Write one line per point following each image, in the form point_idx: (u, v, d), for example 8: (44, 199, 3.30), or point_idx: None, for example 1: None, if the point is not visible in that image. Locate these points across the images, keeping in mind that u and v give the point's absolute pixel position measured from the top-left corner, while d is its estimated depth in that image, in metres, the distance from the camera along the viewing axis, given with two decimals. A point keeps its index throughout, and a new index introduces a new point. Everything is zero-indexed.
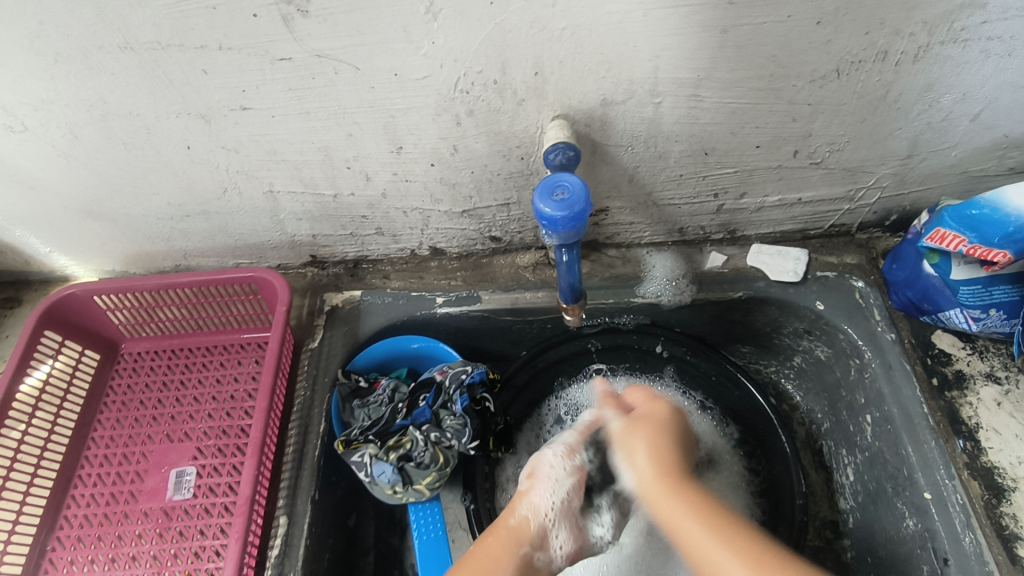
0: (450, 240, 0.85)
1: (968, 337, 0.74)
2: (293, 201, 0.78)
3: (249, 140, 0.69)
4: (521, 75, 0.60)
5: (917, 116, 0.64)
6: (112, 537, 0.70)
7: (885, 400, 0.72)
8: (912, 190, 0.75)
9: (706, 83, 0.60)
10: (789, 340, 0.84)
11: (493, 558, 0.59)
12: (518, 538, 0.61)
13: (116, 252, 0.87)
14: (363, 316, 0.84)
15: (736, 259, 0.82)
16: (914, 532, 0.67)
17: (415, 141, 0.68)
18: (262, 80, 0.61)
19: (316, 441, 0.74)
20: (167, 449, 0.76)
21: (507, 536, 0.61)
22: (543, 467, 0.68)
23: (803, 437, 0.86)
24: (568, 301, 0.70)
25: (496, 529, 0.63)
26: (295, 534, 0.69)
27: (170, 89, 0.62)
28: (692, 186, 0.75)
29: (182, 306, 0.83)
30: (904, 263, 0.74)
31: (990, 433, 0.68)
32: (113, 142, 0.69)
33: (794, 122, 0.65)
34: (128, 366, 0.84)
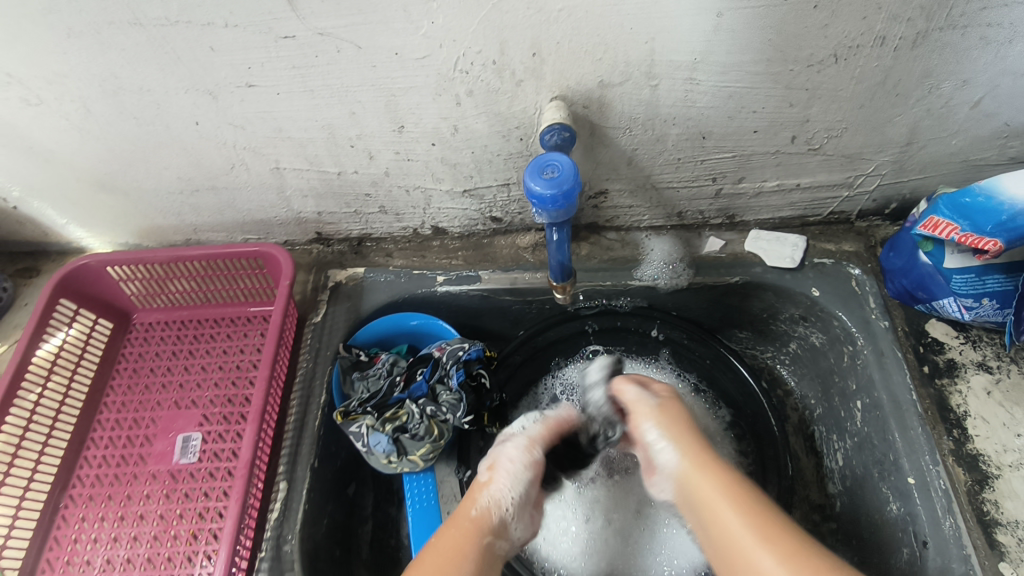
0: (452, 220, 0.87)
1: (962, 326, 0.74)
2: (298, 177, 0.79)
3: (255, 117, 0.70)
4: (519, 56, 0.61)
5: (916, 103, 0.64)
6: (122, 497, 0.73)
7: (875, 386, 0.73)
8: (912, 178, 0.75)
9: (701, 67, 0.61)
10: (785, 326, 0.85)
11: (454, 551, 0.58)
12: (479, 528, 0.61)
13: (129, 225, 0.90)
14: (366, 293, 0.86)
15: (734, 244, 0.83)
16: (897, 516, 0.69)
17: (417, 120, 0.70)
18: (266, 58, 0.63)
19: (316, 411, 0.77)
20: (174, 416, 0.79)
21: (469, 528, 0.61)
22: (503, 459, 0.68)
23: (795, 423, 0.87)
24: (557, 279, 0.71)
25: (456, 521, 0.62)
26: (294, 499, 0.71)
27: (178, 65, 0.64)
28: (690, 170, 0.75)
29: (192, 279, 0.85)
30: (902, 251, 0.74)
31: (978, 422, 0.68)
32: (124, 116, 0.71)
33: (790, 107, 0.65)
34: (139, 335, 0.87)
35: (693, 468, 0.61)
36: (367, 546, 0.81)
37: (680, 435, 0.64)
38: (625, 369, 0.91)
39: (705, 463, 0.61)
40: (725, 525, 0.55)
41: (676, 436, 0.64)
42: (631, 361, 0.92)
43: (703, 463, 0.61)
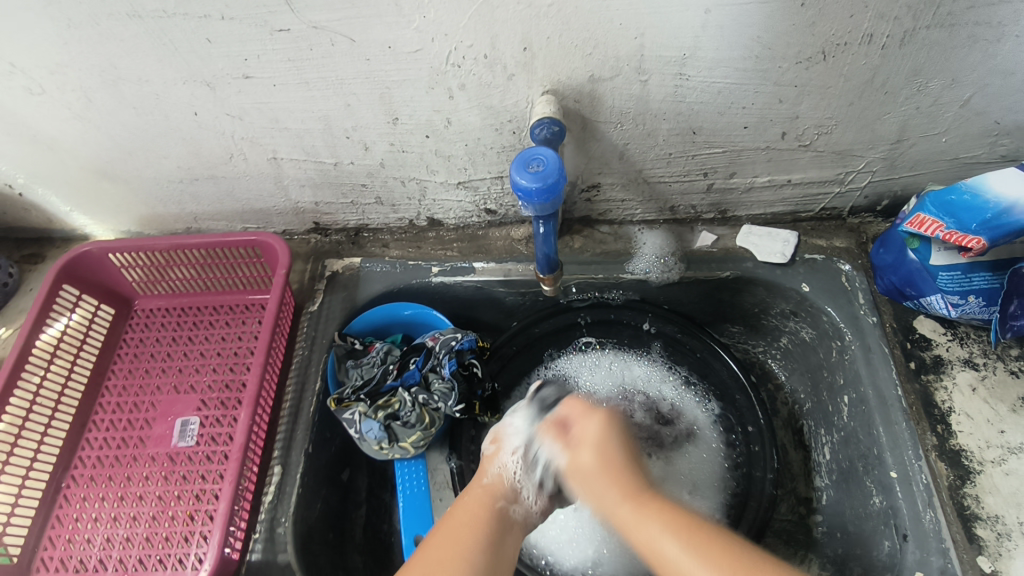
0: (447, 212, 0.88)
1: (950, 323, 0.75)
2: (296, 168, 0.81)
3: (252, 108, 0.71)
4: (510, 50, 0.62)
5: (906, 100, 0.65)
6: (122, 478, 0.75)
7: (861, 380, 0.74)
8: (903, 175, 0.75)
9: (690, 62, 0.62)
10: (776, 321, 0.85)
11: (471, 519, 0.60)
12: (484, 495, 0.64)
13: (132, 213, 0.92)
14: (362, 282, 0.88)
15: (726, 239, 0.83)
16: (880, 509, 0.70)
17: (411, 113, 0.71)
18: (263, 50, 0.64)
19: (311, 398, 0.79)
20: (173, 400, 0.81)
21: (482, 493, 0.64)
22: (506, 430, 0.70)
23: (785, 417, 0.88)
24: (544, 272, 0.72)
25: (472, 489, 0.66)
26: (288, 483, 0.73)
27: (176, 57, 0.65)
28: (682, 165, 0.76)
29: (192, 266, 0.87)
30: (891, 247, 0.74)
31: (962, 417, 0.69)
32: (124, 106, 0.72)
33: (780, 103, 0.66)
34: (141, 321, 0.89)
35: (604, 490, 0.59)
36: (360, 531, 0.83)
37: (588, 447, 0.63)
38: (616, 361, 0.93)
39: (606, 471, 0.60)
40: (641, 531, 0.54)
41: (584, 451, 0.63)
42: (623, 352, 0.93)
43: (622, 480, 0.59)
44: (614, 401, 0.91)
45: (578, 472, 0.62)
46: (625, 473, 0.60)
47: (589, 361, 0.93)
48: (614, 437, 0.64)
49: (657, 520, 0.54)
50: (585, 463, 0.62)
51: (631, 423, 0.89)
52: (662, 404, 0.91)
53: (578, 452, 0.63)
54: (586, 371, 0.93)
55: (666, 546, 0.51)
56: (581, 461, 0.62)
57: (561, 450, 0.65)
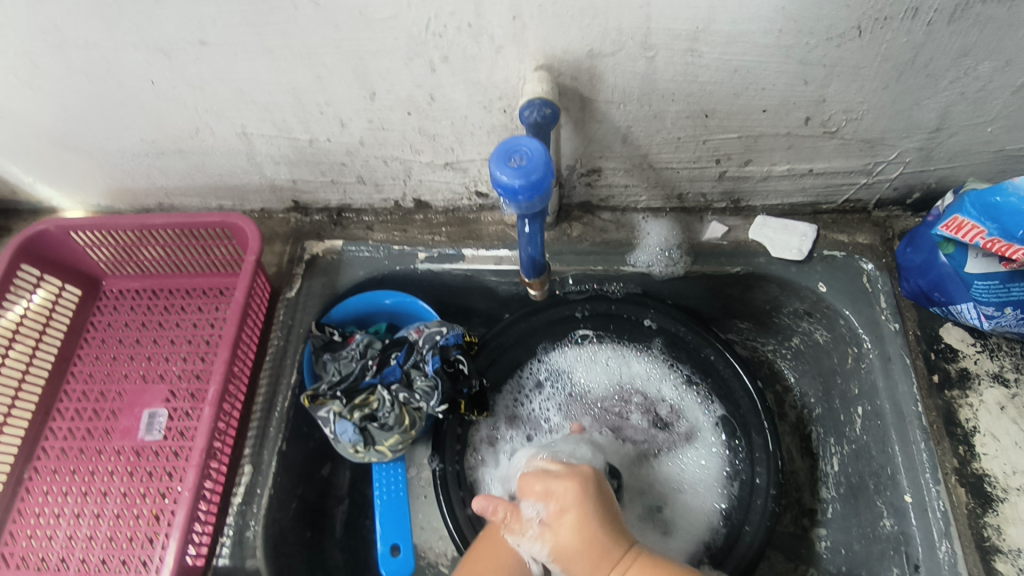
0: (434, 194, 0.81)
1: (981, 332, 0.68)
2: (268, 143, 0.74)
3: (214, 78, 0.64)
4: (498, 19, 0.54)
5: (949, 85, 0.57)
6: (85, 472, 0.72)
7: (878, 393, 0.67)
8: (939, 166, 0.67)
9: (704, 37, 0.54)
10: (788, 320, 0.79)
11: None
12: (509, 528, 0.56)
13: (100, 186, 0.86)
14: (344, 268, 0.82)
15: (738, 231, 0.76)
16: (890, 533, 0.65)
17: (389, 87, 0.63)
18: (219, 13, 0.56)
19: (286, 392, 0.74)
20: (141, 390, 0.76)
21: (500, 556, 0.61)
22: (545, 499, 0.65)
23: (793, 422, 0.82)
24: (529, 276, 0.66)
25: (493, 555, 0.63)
26: (258, 484, 0.69)
27: (123, 18, 0.57)
28: (692, 150, 0.68)
29: (161, 247, 0.81)
30: (920, 247, 0.67)
31: (987, 439, 0.63)
32: (74, 73, 0.65)
33: (805, 85, 0.58)
34: (109, 303, 0.84)
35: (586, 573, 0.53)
36: (340, 528, 0.80)
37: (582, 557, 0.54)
38: (614, 355, 0.87)
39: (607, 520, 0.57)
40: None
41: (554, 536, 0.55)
42: (622, 348, 0.87)
43: (603, 552, 0.53)
44: (611, 401, 0.87)
45: (557, 554, 0.55)
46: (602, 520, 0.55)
47: (585, 356, 0.87)
48: (594, 500, 0.57)
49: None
50: (566, 544, 0.54)
51: (625, 426, 0.85)
52: (660, 407, 0.85)
53: (543, 515, 0.56)
54: (581, 367, 0.87)
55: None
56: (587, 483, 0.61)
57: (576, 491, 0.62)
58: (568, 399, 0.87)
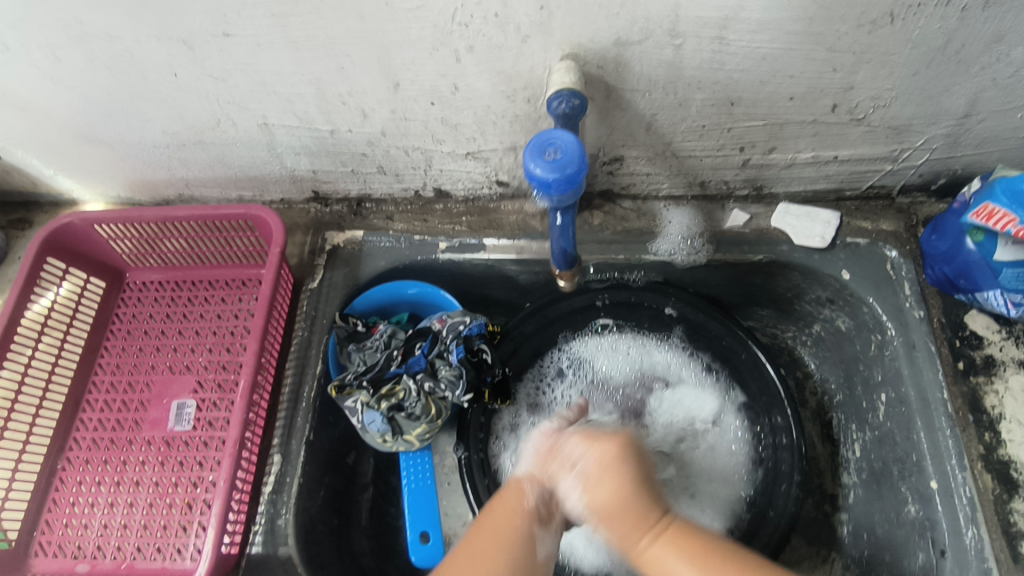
0: (455, 183, 0.81)
1: (1007, 320, 0.68)
2: (289, 134, 0.74)
3: (236, 69, 0.64)
4: (525, 8, 0.53)
5: (981, 71, 0.56)
6: (118, 462, 0.73)
7: (902, 380, 0.68)
8: (966, 152, 0.67)
9: (733, 24, 0.53)
10: (809, 307, 0.79)
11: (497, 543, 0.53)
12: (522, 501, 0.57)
13: (120, 178, 0.86)
14: (365, 258, 0.82)
15: (760, 219, 0.76)
16: (915, 518, 0.65)
17: (412, 78, 0.63)
18: (242, 5, 0.56)
19: (312, 383, 0.75)
20: (169, 381, 0.77)
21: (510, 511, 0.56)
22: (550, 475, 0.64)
23: (814, 408, 0.83)
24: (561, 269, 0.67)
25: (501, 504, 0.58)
26: (288, 473, 0.70)
27: (145, 11, 0.57)
28: (716, 138, 0.68)
29: (183, 239, 0.82)
30: (945, 234, 0.67)
31: (1012, 425, 0.64)
32: (96, 65, 0.65)
33: (834, 72, 0.57)
34: (134, 295, 0.84)
35: (619, 535, 0.51)
36: (366, 514, 0.81)
37: (605, 495, 0.53)
38: (636, 343, 0.88)
39: (622, 511, 0.51)
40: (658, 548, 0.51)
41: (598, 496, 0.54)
42: (642, 336, 0.87)
43: (639, 512, 0.51)
44: (632, 388, 0.87)
45: (595, 511, 0.53)
46: (635, 473, 0.54)
47: (606, 344, 0.88)
48: (637, 462, 0.56)
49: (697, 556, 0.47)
50: (602, 501, 0.53)
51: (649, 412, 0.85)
52: (681, 394, 0.85)
53: (583, 465, 0.57)
54: (602, 356, 0.88)
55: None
56: (603, 452, 0.56)
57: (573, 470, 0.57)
58: (589, 386, 0.87)
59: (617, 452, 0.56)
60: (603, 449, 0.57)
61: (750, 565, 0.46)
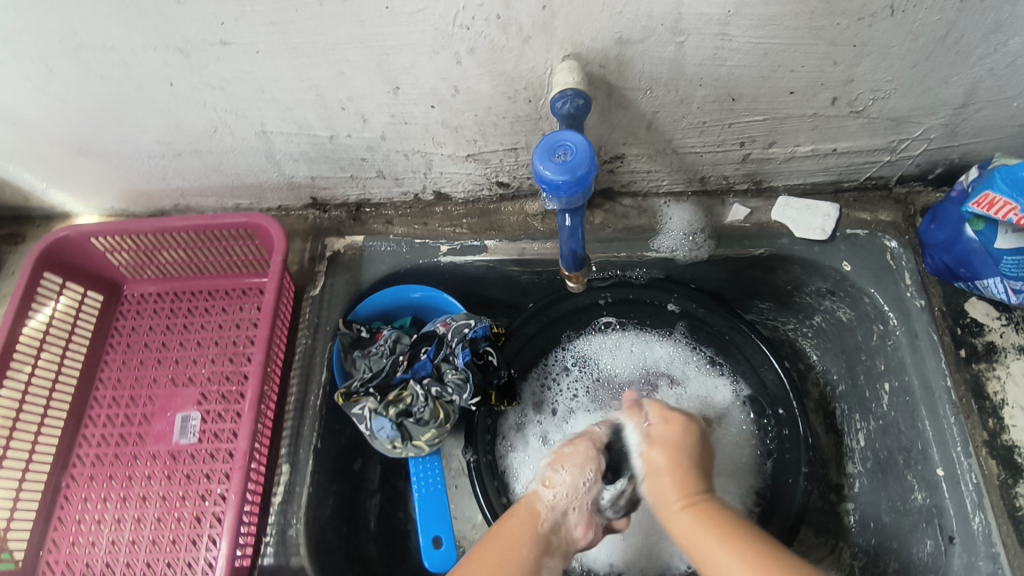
0: (455, 185, 0.80)
1: (1006, 306, 0.69)
2: (288, 141, 0.73)
3: (234, 77, 0.63)
4: (527, 9, 0.53)
5: (979, 61, 0.56)
6: (123, 477, 0.72)
7: (906, 369, 0.68)
8: (963, 142, 0.68)
9: (734, 21, 0.53)
10: (810, 299, 0.79)
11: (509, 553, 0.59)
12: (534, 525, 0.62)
13: (114, 190, 0.85)
14: (366, 263, 0.81)
15: (761, 213, 0.76)
16: (922, 506, 0.66)
17: (413, 81, 0.63)
18: (241, 12, 0.55)
19: (317, 391, 0.74)
20: (172, 394, 0.76)
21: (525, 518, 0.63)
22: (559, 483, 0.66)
23: (816, 399, 0.83)
24: (570, 268, 0.68)
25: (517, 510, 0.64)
26: (297, 482, 0.70)
27: (142, 21, 0.56)
28: (716, 134, 0.68)
29: (181, 249, 0.81)
30: (944, 224, 0.68)
31: (1015, 411, 0.64)
32: (90, 77, 0.64)
33: (834, 66, 0.58)
34: (132, 307, 0.83)
35: (664, 490, 0.63)
36: (374, 521, 0.80)
37: (666, 455, 0.65)
38: (639, 341, 0.88)
39: (678, 474, 0.63)
40: (702, 547, 0.57)
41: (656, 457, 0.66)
42: (645, 333, 0.88)
43: (687, 480, 0.63)
44: (637, 385, 0.87)
45: (652, 468, 0.65)
46: (689, 456, 0.65)
47: (610, 342, 0.88)
48: (690, 445, 0.66)
49: (729, 543, 0.55)
50: (660, 459, 0.65)
51: (655, 407, 0.86)
52: (686, 389, 0.86)
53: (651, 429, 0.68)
54: (606, 354, 0.88)
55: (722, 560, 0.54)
56: (670, 427, 0.68)
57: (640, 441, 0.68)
58: (594, 384, 0.88)
59: (684, 434, 0.67)
60: (674, 429, 0.68)
61: (763, 559, 0.53)
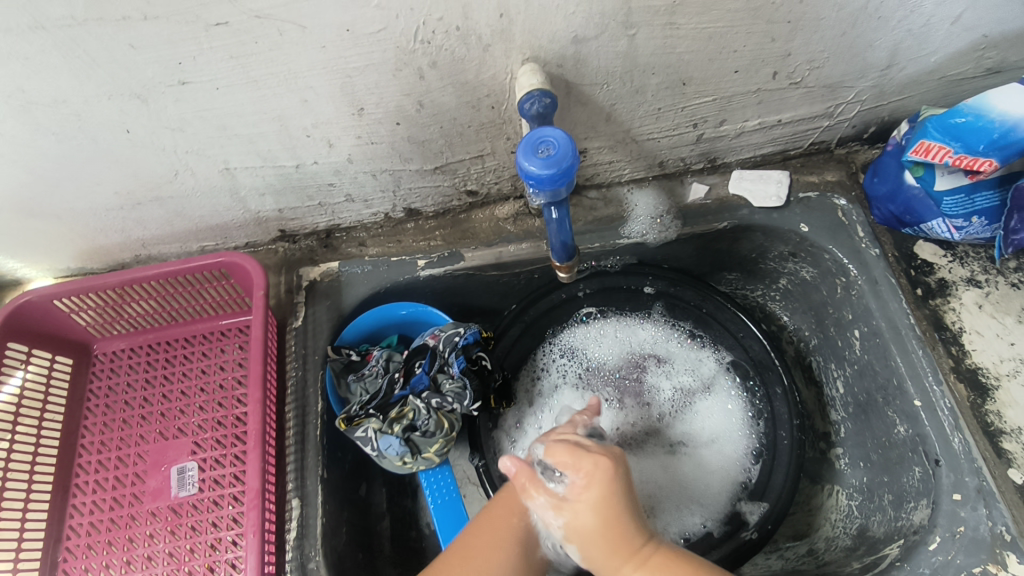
0: (424, 200, 0.81)
1: (949, 244, 0.75)
2: (252, 175, 0.73)
3: (194, 117, 0.62)
4: (485, 18, 0.55)
5: (898, 24, 0.62)
6: (124, 540, 0.69)
7: (872, 314, 0.73)
8: (891, 100, 0.74)
9: (680, 9, 0.57)
10: (774, 264, 0.84)
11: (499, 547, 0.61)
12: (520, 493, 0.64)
13: (70, 249, 0.82)
14: (345, 288, 0.81)
15: (719, 188, 0.80)
16: (906, 437, 0.70)
17: (377, 101, 0.63)
18: (198, 50, 0.54)
19: (316, 420, 0.73)
20: (163, 447, 0.74)
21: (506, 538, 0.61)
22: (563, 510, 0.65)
23: (793, 356, 0.89)
24: (561, 260, 0.70)
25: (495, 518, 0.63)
26: (310, 514, 0.69)
27: (96, 70, 0.55)
28: (671, 119, 0.72)
29: (151, 299, 0.79)
30: (886, 176, 0.74)
31: (973, 336, 0.70)
32: (40, 133, 0.61)
33: (772, 42, 0.62)
34: (105, 367, 0.80)
35: (601, 556, 0.55)
36: (388, 543, 0.79)
37: (597, 536, 0.55)
38: (620, 327, 0.92)
39: (610, 540, 0.54)
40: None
41: (579, 521, 0.55)
42: (625, 318, 0.92)
43: (625, 538, 0.55)
44: (625, 369, 0.90)
45: (574, 532, 0.56)
46: (624, 508, 0.55)
47: (594, 332, 0.92)
48: (618, 499, 0.55)
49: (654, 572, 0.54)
50: (585, 527, 0.55)
51: (646, 387, 0.89)
52: (673, 364, 0.90)
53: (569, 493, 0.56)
54: (592, 343, 0.91)
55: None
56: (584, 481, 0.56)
57: (555, 507, 0.57)
58: (586, 373, 0.90)
59: (610, 484, 0.55)
60: (593, 476, 0.56)
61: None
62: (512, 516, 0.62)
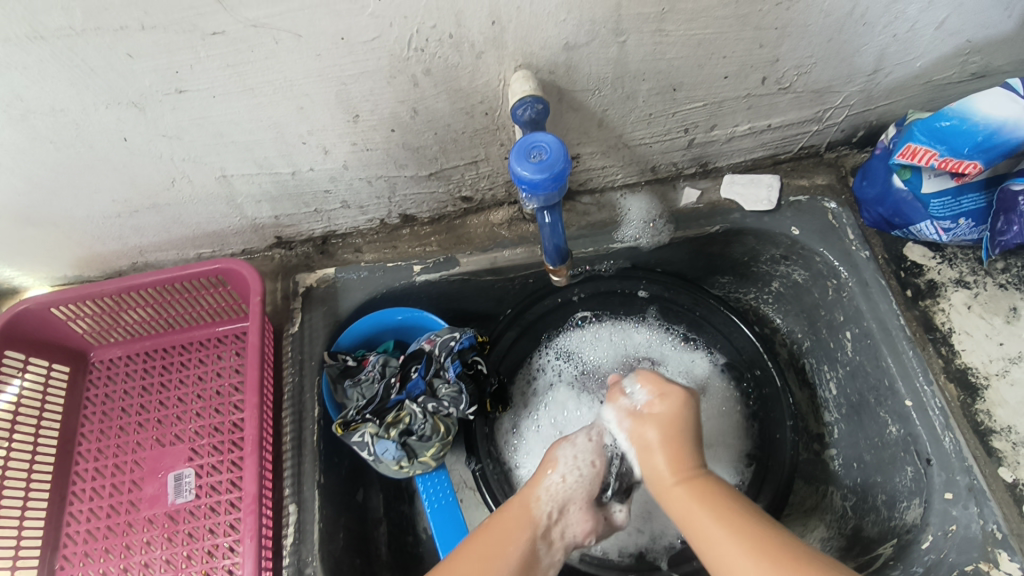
0: (419, 205, 0.82)
1: (938, 246, 0.76)
2: (248, 182, 0.73)
3: (191, 124, 0.63)
4: (477, 26, 0.56)
5: (883, 30, 0.63)
6: (121, 548, 0.69)
7: (863, 315, 0.74)
8: (878, 104, 0.75)
9: (670, 17, 0.58)
10: (766, 267, 0.84)
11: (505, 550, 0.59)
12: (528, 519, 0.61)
13: (68, 257, 0.82)
14: (341, 294, 0.81)
15: (711, 192, 0.81)
16: (898, 437, 0.71)
17: (372, 108, 0.64)
18: (196, 59, 0.55)
19: (312, 426, 0.74)
20: (160, 454, 0.74)
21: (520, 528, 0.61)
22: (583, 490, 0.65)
23: (786, 358, 0.89)
24: (554, 263, 0.71)
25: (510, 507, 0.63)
26: (307, 520, 0.69)
27: (94, 79, 0.56)
28: (663, 124, 0.73)
29: (148, 306, 0.79)
30: (874, 180, 0.75)
31: (962, 336, 0.71)
32: (38, 142, 0.62)
33: (760, 48, 0.63)
34: (102, 374, 0.80)
35: (661, 464, 0.61)
36: (385, 548, 0.80)
37: (666, 432, 0.62)
38: (615, 331, 0.92)
39: (674, 445, 0.61)
40: (697, 523, 0.55)
41: (642, 425, 0.64)
42: (620, 322, 0.92)
43: (681, 456, 0.60)
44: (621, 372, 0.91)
45: (638, 437, 0.64)
46: (687, 431, 0.62)
47: (589, 336, 0.92)
48: (690, 421, 0.63)
49: (702, 499, 0.56)
50: (660, 428, 0.62)
51: None
52: (668, 367, 0.91)
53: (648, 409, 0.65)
54: (587, 347, 0.92)
55: (704, 520, 0.54)
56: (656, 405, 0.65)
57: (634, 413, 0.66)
58: (582, 375, 0.91)
59: (683, 410, 0.64)
60: (669, 404, 0.64)
61: (761, 538, 0.51)
62: (515, 537, 0.60)
